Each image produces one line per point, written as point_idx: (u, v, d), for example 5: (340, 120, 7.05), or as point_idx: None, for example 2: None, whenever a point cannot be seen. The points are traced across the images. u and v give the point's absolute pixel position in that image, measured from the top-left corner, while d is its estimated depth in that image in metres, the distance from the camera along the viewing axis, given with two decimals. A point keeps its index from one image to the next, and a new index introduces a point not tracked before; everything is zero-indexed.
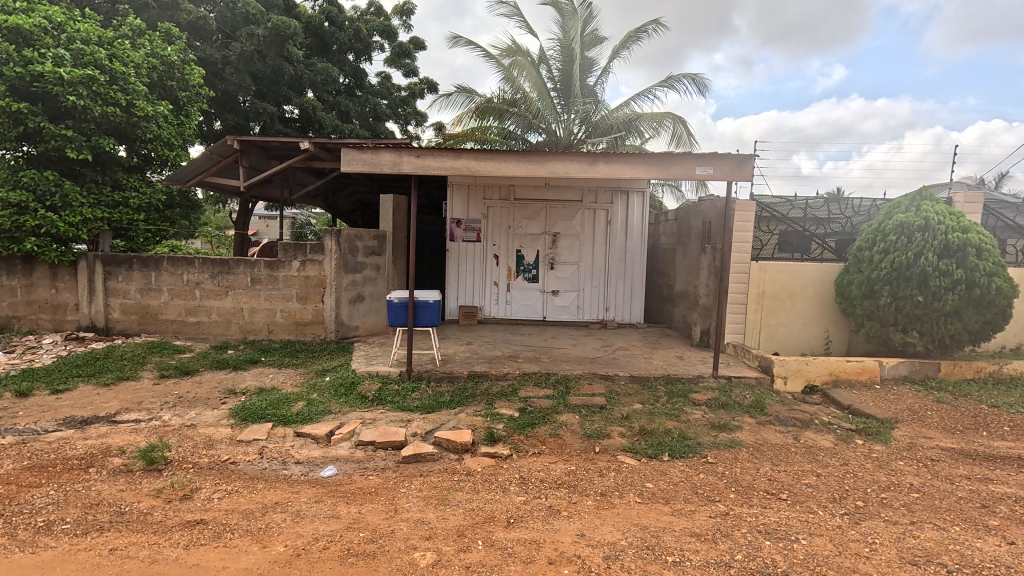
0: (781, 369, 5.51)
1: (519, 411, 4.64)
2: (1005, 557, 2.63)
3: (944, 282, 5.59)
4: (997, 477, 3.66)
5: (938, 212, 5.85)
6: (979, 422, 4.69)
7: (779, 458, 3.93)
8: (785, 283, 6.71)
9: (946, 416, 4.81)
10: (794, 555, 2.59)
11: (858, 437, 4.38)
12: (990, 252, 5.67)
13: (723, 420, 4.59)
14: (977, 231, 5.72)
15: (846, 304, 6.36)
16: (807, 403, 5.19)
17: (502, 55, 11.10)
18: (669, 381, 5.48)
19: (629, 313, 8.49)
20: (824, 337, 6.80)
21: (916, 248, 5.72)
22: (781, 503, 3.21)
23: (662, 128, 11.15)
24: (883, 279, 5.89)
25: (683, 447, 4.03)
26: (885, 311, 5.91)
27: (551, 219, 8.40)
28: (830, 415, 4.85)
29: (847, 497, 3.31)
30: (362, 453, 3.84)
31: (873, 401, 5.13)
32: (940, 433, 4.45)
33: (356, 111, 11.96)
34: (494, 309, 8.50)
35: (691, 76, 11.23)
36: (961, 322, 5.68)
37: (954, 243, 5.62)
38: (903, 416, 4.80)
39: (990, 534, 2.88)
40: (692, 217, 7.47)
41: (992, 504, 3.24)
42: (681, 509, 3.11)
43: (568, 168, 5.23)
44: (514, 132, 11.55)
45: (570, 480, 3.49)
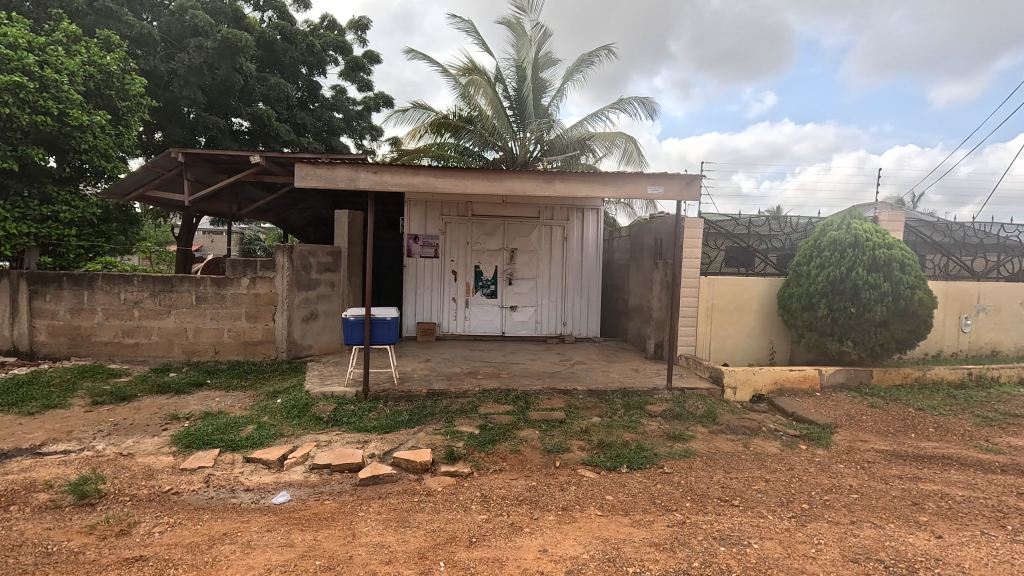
0: (730, 379, 5.76)
1: (479, 428, 4.61)
2: (935, 550, 2.83)
3: (874, 295, 6.01)
4: (924, 475, 3.94)
5: (866, 230, 6.31)
6: (908, 424, 5.04)
7: (730, 465, 4.09)
8: (732, 297, 7.04)
9: (879, 420, 5.14)
10: (746, 560, 2.69)
11: (802, 442, 4.62)
12: (911, 266, 6.15)
13: (678, 430, 4.73)
14: (900, 247, 6.21)
15: (789, 316, 6.75)
16: (755, 412, 5.41)
17: (459, 73, 11.21)
18: (625, 394, 5.59)
19: (586, 327, 8.65)
20: (769, 348, 7.16)
21: (848, 263, 6.14)
22: (734, 509, 3.33)
23: (614, 147, 11.54)
24: (820, 291, 6.28)
25: (641, 458, 4.12)
26: (823, 322, 6.30)
27: (508, 235, 8.48)
28: (776, 422, 5.09)
29: (793, 501, 3.47)
30: (317, 477, 3.70)
31: (814, 408, 5.43)
32: (874, 436, 4.75)
33: (311, 124, 11.75)
34: (453, 325, 8.45)
35: (640, 99, 11.72)
36: (889, 331, 6.13)
37: (880, 258, 6.07)
38: (841, 421, 5.10)
39: (921, 529, 3.09)
40: (644, 233, 7.73)
41: (921, 501, 3.49)
42: (640, 520, 3.17)
43: (526, 186, 5.33)
44: (471, 149, 11.66)
45: (530, 496, 3.49)
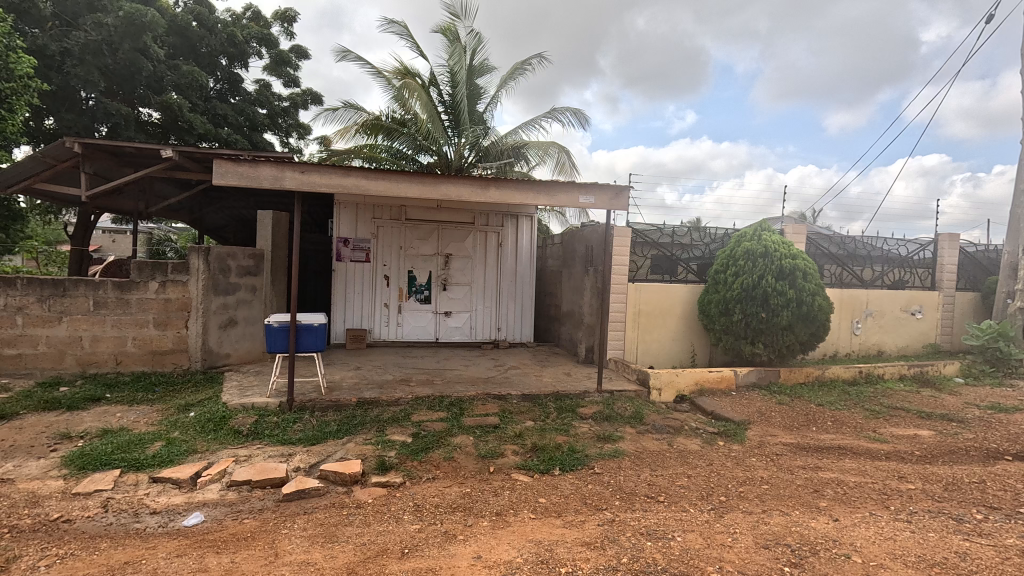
0: (656, 381, 6.04)
1: (411, 436, 4.52)
2: (832, 532, 3.12)
3: (781, 300, 6.56)
4: (824, 465, 4.34)
5: (775, 241, 6.88)
6: (810, 419, 5.53)
7: (655, 463, 4.28)
8: (657, 303, 7.40)
9: (786, 416, 5.59)
10: (671, 553, 2.83)
11: (720, 439, 4.93)
12: (812, 275, 6.77)
13: (607, 431, 4.89)
14: (803, 257, 6.83)
15: (708, 321, 7.20)
16: (678, 412, 5.71)
17: (392, 75, 11.01)
18: (558, 398, 5.71)
19: (520, 332, 8.74)
20: (690, 351, 7.60)
21: (759, 271, 6.66)
22: (659, 505, 3.49)
23: (548, 156, 11.79)
24: (735, 297, 6.76)
25: (572, 460, 4.22)
26: (738, 326, 6.78)
27: (443, 240, 8.41)
28: (697, 421, 5.40)
29: (713, 494, 3.70)
30: (235, 495, 3.46)
31: (730, 406, 5.82)
32: (782, 431, 5.16)
33: (231, 118, 11.04)
34: (384, 332, 8.23)
35: (572, 111, 12.07)
36: (794, 334, 6.70)
37: (786, 267, 6.63)
38: (753, 418, 5.50)
39: (821, 514, 3.40)
40: (576, 241, 7.96)
41: (821, 488, 3.83)
42: (572, 521, 3.24)
43: (461, 192, 5.32)
44: (404, 153, 11.46)
45: (464, 503, 3.46)
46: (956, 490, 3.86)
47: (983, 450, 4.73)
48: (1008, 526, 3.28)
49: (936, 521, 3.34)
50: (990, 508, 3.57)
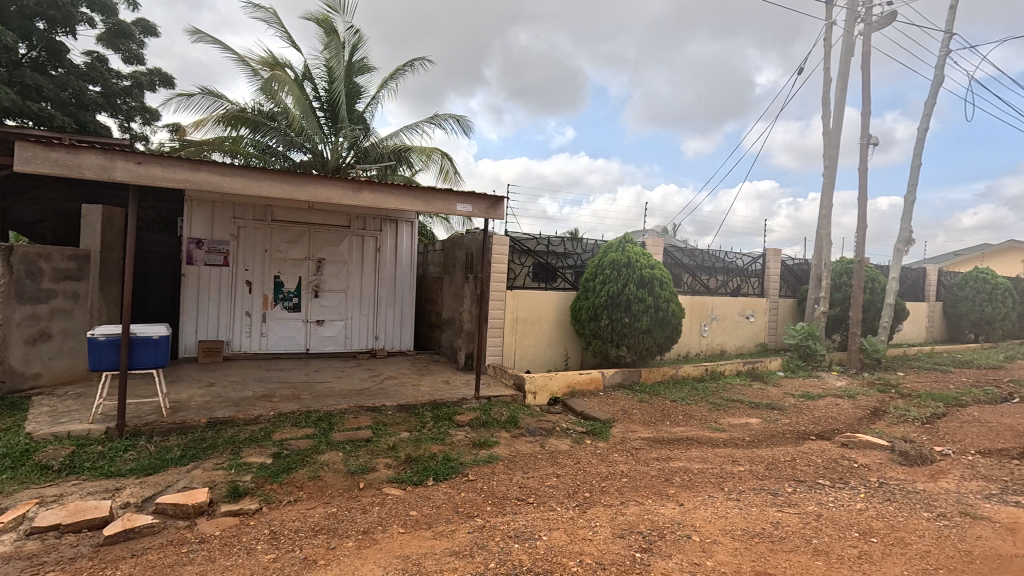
0: (531, 385, 6.26)
1: (272, 457, 4.15)
2: (678, 516, 3.48)
3: (641, 306, 7.19)
4: (674, 455, 4.82)
5: (637, 252, 7.53)
6: (665, 414, 6.13)
7: (528, 465, 4.42)
8: (533, 309, 7.69)
9: (645, 412, 6.13)
10: (536, 552, 2.93)
11: (588, 437, 5.24)
12: (667, 284, 7.52)
13: (483, 437, 4.95)
14: (660, 267, 7.56)
15: (579, 326, 7.65)
16: (551, 413, 5.97)
17: (259, 63, 10.16)
18: (435, 406, 5.65)
19: (399, 341, 8.52)
20: (564, 354, 8.01)
21: (623, 280, 7.24)
22: (529, 506, 3.61)
23: (430, 161, 11.67)
24: (603, 304, 7.27)
25: (447, 468, 4.19)
26: (605, 330, 7.29)
27: (315, 244, 7.91)
28: (568, 421, 5.70)
29: (578, 491, 3.91)
30: (37, 545, 2.88)
31: (598, 406, 6.23)
32: (641, 426, 5.64)
33: (50, 93, 9.33)
34: (246, 343, 7.50)
35: (455, 118, 12.12)
36: (652, 337, 7.38)
37: (646, 276, 7.29)
38: (617, 416, 5.95)
39: (669, 500, 3.77)
40: (456, 248, 7.98)
41: (671, 476, 4.26)
42: (442, 531, 3.21)
43: (332, 194, 5.05)
44: (273, 148, 10.61)
45: (328, 524, 3.25)
46: (774, 468, 4.53)
47: (795, 432, 5.62)
48: (810, 496, 3.93)
49: (758, 496, 3.89)
50: (798, 481, 4.25)
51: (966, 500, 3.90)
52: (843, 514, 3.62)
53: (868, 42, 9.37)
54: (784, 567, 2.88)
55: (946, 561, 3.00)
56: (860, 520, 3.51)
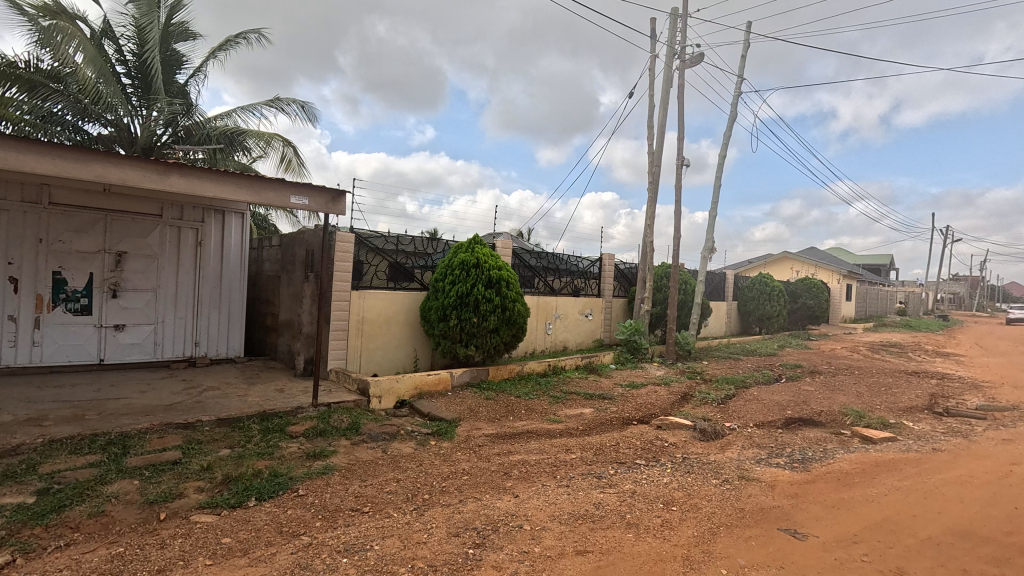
0: (376, 389, 6.03)
1: (35, 495, 3.36)
2: (512, 508, 3.62)
3: (489, 307, 7.40)
4: (514, 448, 5.03)
5: (485, 253, 7.71)
6: (509, 409, 6.37)
7: (366, 473, 4.24)
8: (381, 310, 7.42)
9: (490, 409, 6.30)
10: (366, 564, 2.80)
11: (432, 438, 5.21)
12: (513, 284, 7.83)
13: (318, 448, 4.62)
14: (507, 268, 7.85)
15: (428, 326, 7.58)
16: (396, 417, 5.82)
17: (36, 9, 8.24)
18: (263, 418, 5.12)
19: (225, 347, 7.58)
20: (413, 356, 7.88)
21: (472, 281, 7.36)
22: (363, 516, 3.45)
23: (269, 148, 10.59)
24: (452, 304, 7.30)
25: (272, 486, 3.81)
26: (454, 330, 7.34)
27: (112, 234, 6.65)
28: (413, 424, 5.60)
29: (417, 494, 3.85)
30: None
31: (445, 406, 6.24)
32: (485, 423, 5.78)
33: None
34: (9, 355, 6.01)
35: (300, 103, 11.17)
36: (499, 336, 7.64)
37: (494, 277, 7.51)
38: (464, 414, 6.02)
39: (506, 494, 3.90)
40: (295, 245, 7.35)
41: (510, 470, 4.43)
42: (260, 556, 2.90)
43: (129, 176, 4.27)
44: (57, 116, 8.70)
45: (111, 568, 2.73)
46: (600, 453, 4.98)
47: (621, 419, 6.26)
48: (627, 475, 4.39)
49: (585, 481, 4.23)
50: (619, 463, 4.72)
51: (743, 466, 4.72)
52: (652, 488, 4.11)
53: (682, 77, 10.85)
54: (601, 543, 3.16)
55: (725, 519, 3.58)
56: (665, 493, 4.02)
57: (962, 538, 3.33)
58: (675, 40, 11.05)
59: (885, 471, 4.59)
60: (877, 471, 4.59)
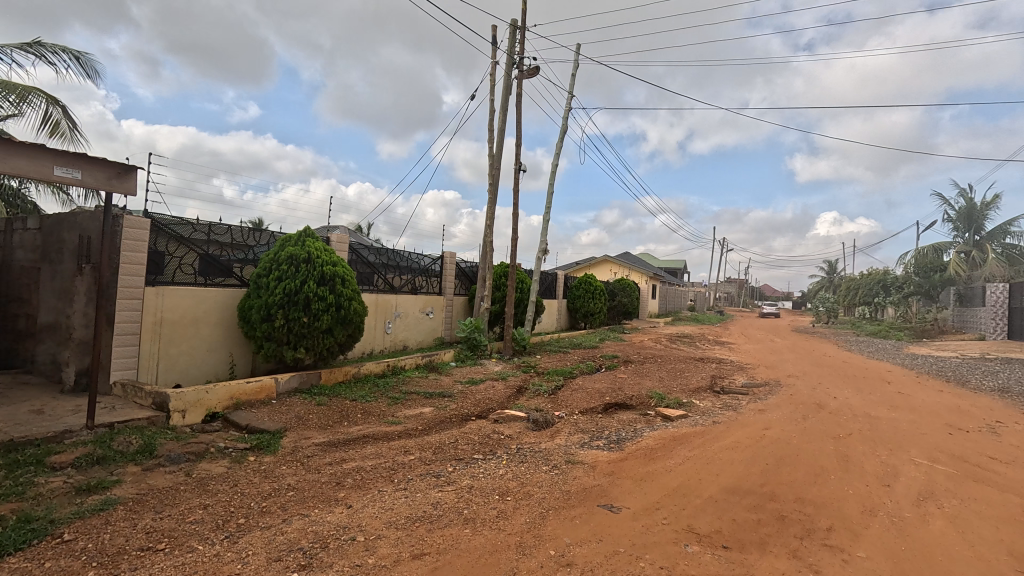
0: (178, 402, 5.15)
1: None
2: (345, 521, 3.39)
3: (321, 305, 6.87)
4: (348, 456, 4.74)
5: (317, 248, 7.14)
6: (343, 415, 5.99)
7: (164, 502, 3.58)
8: (187, 310, 6.37)
9: (322, 416, 5.85)
10: None
11: (251, 453, 4.64)
12: (349, 281, 7.39)
13: (94, 479, 3.76)
14: (342, 265, 7.39)
15: (248, 328, 6.75)
16: (206, 433, 5.05)
17: None
18: (9, 450, 3.99)
19: None
20: (229, 361, 6.93)
21: (302, 277, 6.75)
22: (157, 555, 2.89)
23: (25, 104, 8.33)
24: (277, 303, 6.60)
25: (22, 535, 2.98)
26: (280, 332, 6.65)
27: None
28: (227, 439, 4.92)
29: (230, 519, 3.37)
30: None
31: (268, 416, 5.61)
32: (316, 432, 5.34)
33: None
34: None
35: (73, 53, 9.01)
36: (333, 337, 7.14)
37: (327, 273, 7.00)
38: (290, 424, 5.48)
39: (338, 505, 3.64)
40: (63, 229, 5.90)
41: (343, 479, 4.15)
42: None
43: None
44: None
45: None
46: (439, 452, 4.96)
47: (460, 415, 6.33)
48: (465, 471, 4.45)
49: (423, 481, 4.17)
50: (458, 460, 4.76)
51: (569, 450, 5.14)
52: (489, 481, 4.22)
53: (521, 87, 11.43)
54: (438, 543, 3.14)
55: (554, 503, 3.85)
56: (501, 484, 4.17)
57: (732, 493, 4.09)
58: (514, 50, 11.58)
59: (679, 444, 5.41)
60: (673, 444, 5.40)
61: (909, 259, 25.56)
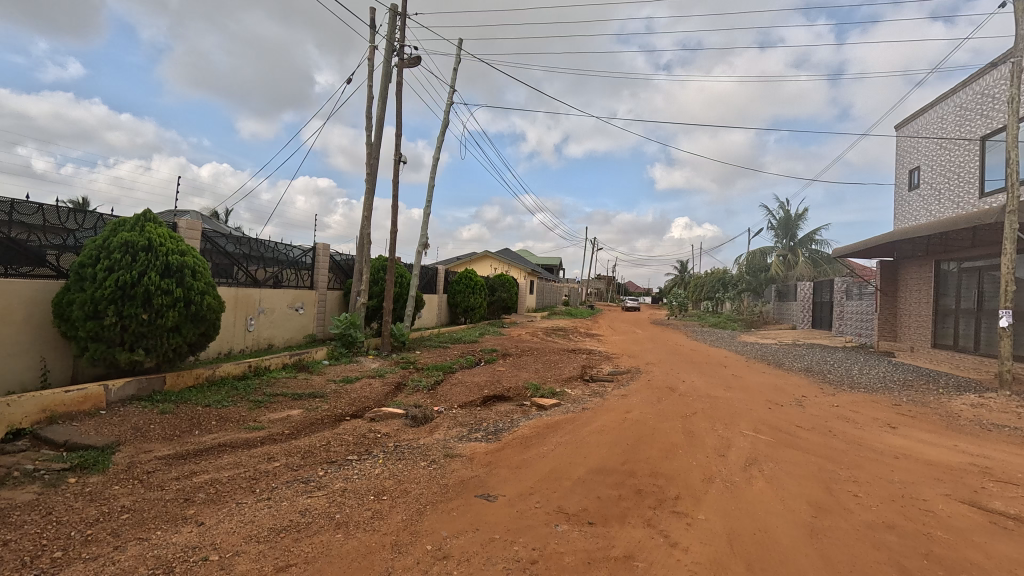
0: None
1: None
2: (195, 540, 3.04)
3: (165, 300, 6.03)
4: (199, 468, 4.23)
5: (160, 234, 6.25)
6: (194, 422, 5.34)
7: None
8: None
9: (167, 425, 5.15)
10: None
11: (70, 475, 3.93)
12: (202, 273, 6.59)
13: None
14: (193, 254, 6.55)
15: (67, 327, 5.68)
16: (6, 455, 4.16)
17: None
18: None
19: None
20: (40, 368, 5.77)
21: (140, 267, 5.86)
22: None
23: None
24: (108, 297, 5.65)
25: None
26: (111, 331, 5.70)
27: None
28: (37, 460, 4.11)
29: (42, 555, 2.83)
30: None
31: (95, 429, 4.79)
32: (158, 444, 4.69)
33: None
34: None
35: None
36: (181, 336, 6.32)
37: (173, 264, 6.16)
38: (124, 437, 4.74)
39: (186, 524, 3.25)
40: None
41: (192, 494, 3.70)
42: None
43: None
44: None
45: None
46: (309, 456, 4.66)
47: (332, 416, 6.01)
48: (338, 474, 4.24)
49: (290, 489, 3.88)
50: (329, 463, 4.51)
51: (448, 444, 5.16)
52: (364, 482, 4.07)
53: (401, 75, 11.11)
54: (306, 552, 2.95)
55: (431, 497, 3.83)
56: (376, 484, 4.05)
57: (598, 473, 4.43)
58: (394, 37, 11.21)
59: (552, 431, 5.71)
60: (547, 432, 5.68)
61: (743, 260, 29.75)
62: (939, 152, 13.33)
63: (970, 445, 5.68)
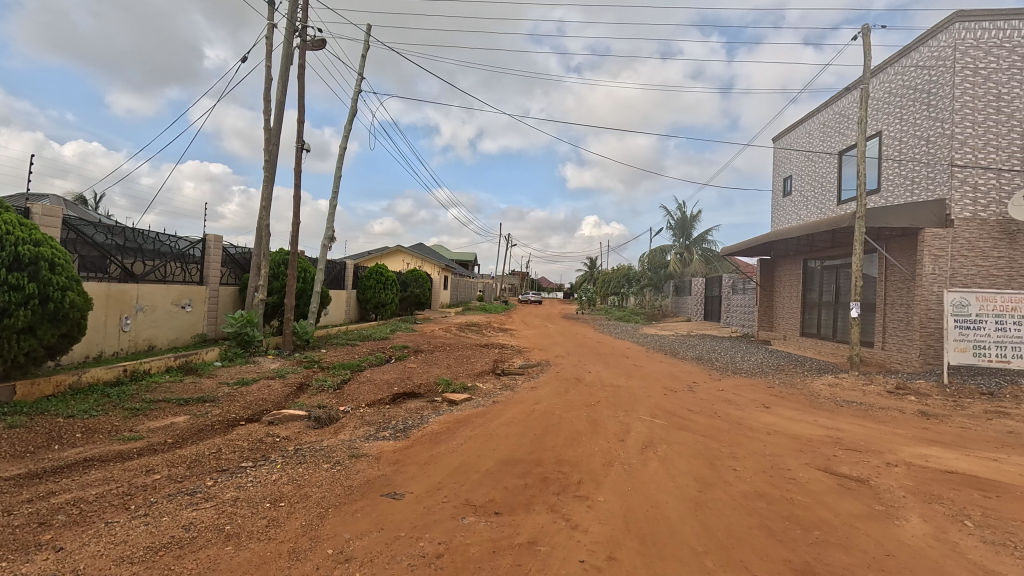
0: None
1: None
2: (53, 568, 2.69)
3: (14, 297, 5.22)
4: (60, 486, 3.73)
5: (7, 221, 5.40)
6: (52, 436, 4.68)
7: None
8: None
9: (16, 441, 4.47)
10: None
11: None
12: (63, 266, 5.77)
13: None
14: (50, 245, 5.72)
15: None
16: None
17: None
18: None
19: None
20: None
21: None
22: None
23: None
24: None
25: None
26: None
27: None
28: None
29: None
30: None
31: None
32: (5, 463, 4.05)
33: None
34: None
35: None
36: (36, 338, 5.50)
37: (23, 255, 5.34)
38: None
39: (41, 551, 2.86)
40: None
41: (50, 517, 3.25)
42: None
43: None
44: None
45: None
46: (195, 465, 4.28)
47: (224, 421, 5.57)
48: (229, 483, 3.94)
49: (171, 503, 3.54)
50: (220, 472, 4.18)
51: (353, 444, 4.99)
52: (258, 490, 3.82)
53: (304, 58, 10.47)
54: (190, 569, 2.72)
55: (334, 500, 3.70)
56: (273, 490, 3.82)
57: (505, 464, 4.52)
58: (295, 16, 10.54)
59: (462, 426, 5.73)
60: (456, 426, 5.70)
61: (645, 258, 31.64)
62: (807, 163, 15.09)
63: (826, 420, 6.55)
